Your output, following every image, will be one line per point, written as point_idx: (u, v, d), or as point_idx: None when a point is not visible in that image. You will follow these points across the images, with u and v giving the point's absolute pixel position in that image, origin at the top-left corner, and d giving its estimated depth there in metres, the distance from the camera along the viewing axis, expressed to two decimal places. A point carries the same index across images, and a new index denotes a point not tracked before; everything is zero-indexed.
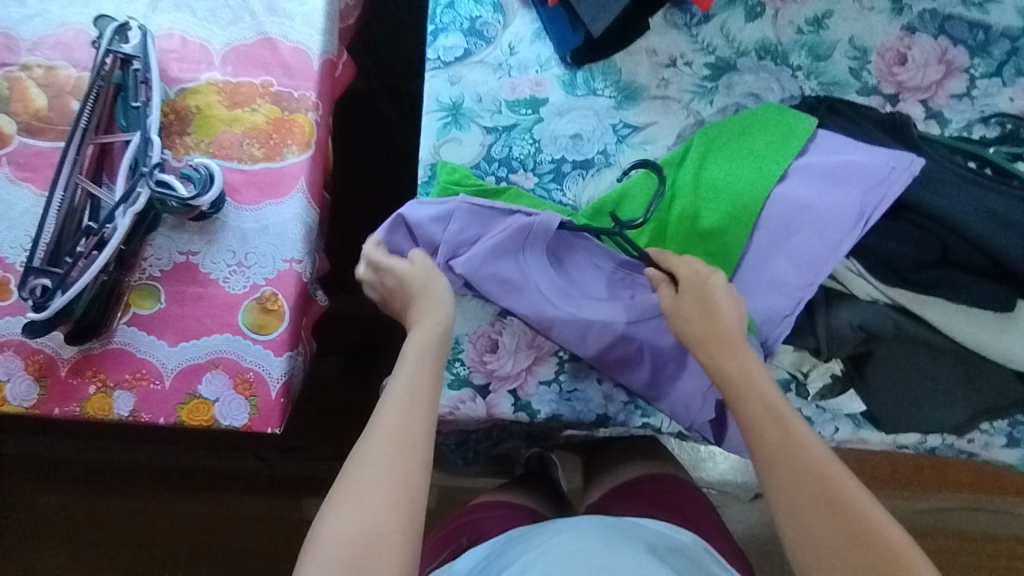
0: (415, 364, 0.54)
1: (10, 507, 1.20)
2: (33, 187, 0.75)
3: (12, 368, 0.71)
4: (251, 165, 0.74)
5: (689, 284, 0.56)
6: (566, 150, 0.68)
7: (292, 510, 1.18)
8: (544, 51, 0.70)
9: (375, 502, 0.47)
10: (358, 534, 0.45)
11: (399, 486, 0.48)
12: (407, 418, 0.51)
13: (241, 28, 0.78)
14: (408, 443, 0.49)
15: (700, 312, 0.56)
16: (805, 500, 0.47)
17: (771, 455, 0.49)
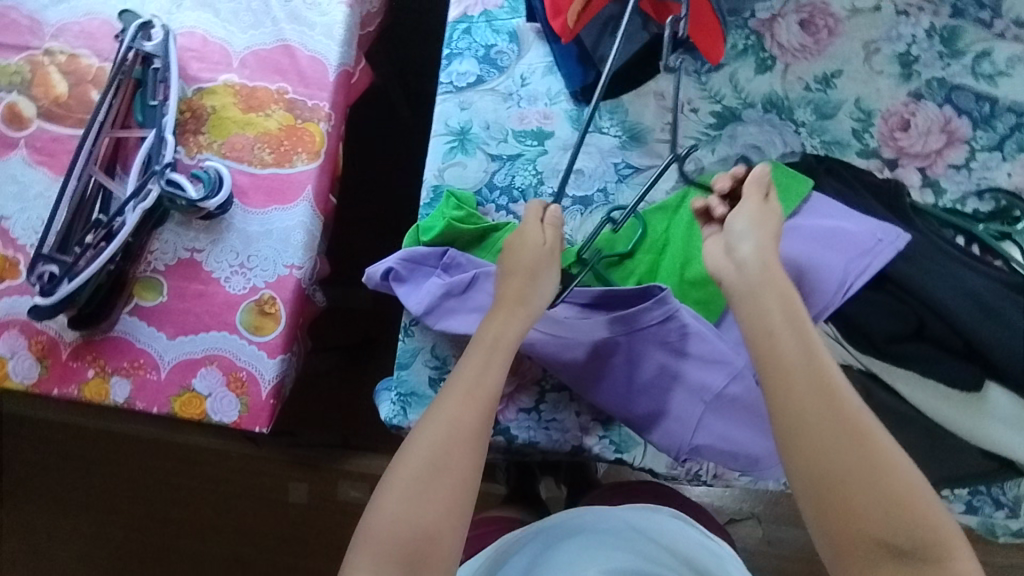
0: (481, 348, 0.55)
1: (8, 461, 1.24)
2: (49, 171, 0.78)
3: (16, 346, 0.74)
4: (260, 169, 0.76)
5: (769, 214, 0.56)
6: (567, 184, 0.70)
7: (277, 492, 1.20)
8: (554, 84, 0.71)
9: (426, 489, 0.50)
10: (407, 525, 0.49)
11: (450, 481, 0.51)
12: (462, 409, 0.53)
13: (261, 33, 0.78)
14: (462, 437, 0.52)
15: (764, 240, 0.54)
16: (840, 462, 0.47)
17: (800, 408, 0.48)
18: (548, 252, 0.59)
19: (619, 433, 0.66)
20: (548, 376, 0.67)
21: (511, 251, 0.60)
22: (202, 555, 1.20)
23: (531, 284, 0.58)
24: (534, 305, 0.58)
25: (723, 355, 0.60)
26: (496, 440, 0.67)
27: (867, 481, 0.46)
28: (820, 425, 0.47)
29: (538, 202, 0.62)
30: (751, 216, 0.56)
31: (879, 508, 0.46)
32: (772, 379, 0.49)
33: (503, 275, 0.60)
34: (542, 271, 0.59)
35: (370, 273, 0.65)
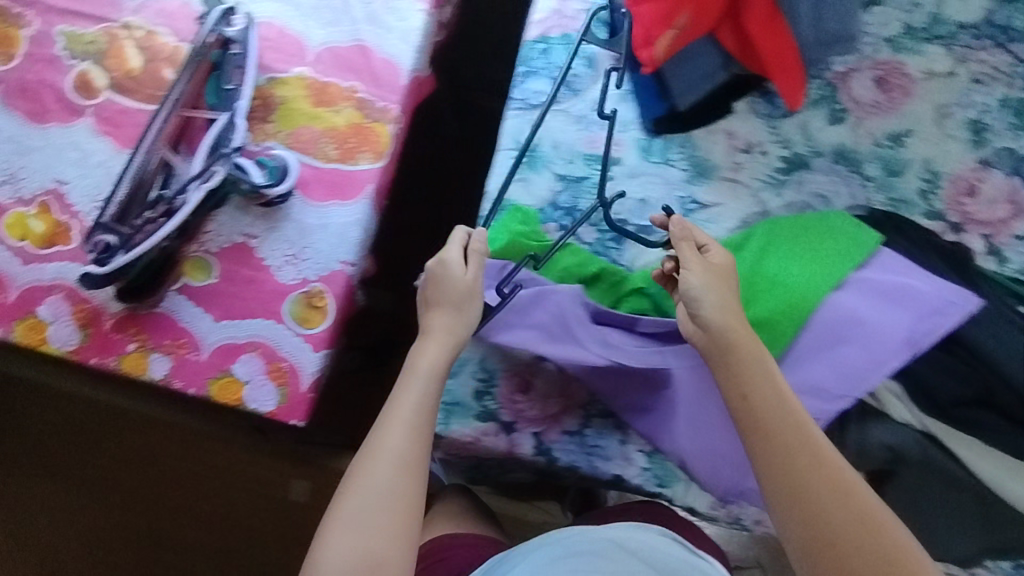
0: (421, 372, 0.59)
1: (14, 426, 1.23)
2: (113, 142, 0.78)
3: (58, 312, 0.74)
4: (324, 163, 0.76)
5: (715, 266, 0.59)
6: (631, 212, 0.70)
7: (278, 488, 1.18)
8: (627, 112, 0.72)
9: (365, 519, 0.54)
10: (360, 552, 0.53)
11: (391, 507, 0.55)
12: (409, 433, 0.57)
13: (339, 31, 0.79)
14: (409, 459, 0.56)
15: (716, 293, 0.57)
16: (816, 495, 0.51)
17: (773, 446, 0.53)
18: (466, 277, 0.61)
19: (661, 466, 0.66)
20: (596, 402, 0.67)
21: (430, 284, 0.62)
22: (196, 545, 1.18)
23: (451, 312, 0.61)
24: (464, 327, 0.61)
25: None
26: (537, 461, 0.67)
27: (842, 508, 0.51)
28: (802, 472, 0.52)
29: (455, 231, 0.64)
30: (704, 272, 0.58)
31: (857, 534, 0.50)
32: (745, 419, 0.54)
33: (426, 308, 0.62)
34: (460, 296, 0.61)
35: (430, 277, 0.66)
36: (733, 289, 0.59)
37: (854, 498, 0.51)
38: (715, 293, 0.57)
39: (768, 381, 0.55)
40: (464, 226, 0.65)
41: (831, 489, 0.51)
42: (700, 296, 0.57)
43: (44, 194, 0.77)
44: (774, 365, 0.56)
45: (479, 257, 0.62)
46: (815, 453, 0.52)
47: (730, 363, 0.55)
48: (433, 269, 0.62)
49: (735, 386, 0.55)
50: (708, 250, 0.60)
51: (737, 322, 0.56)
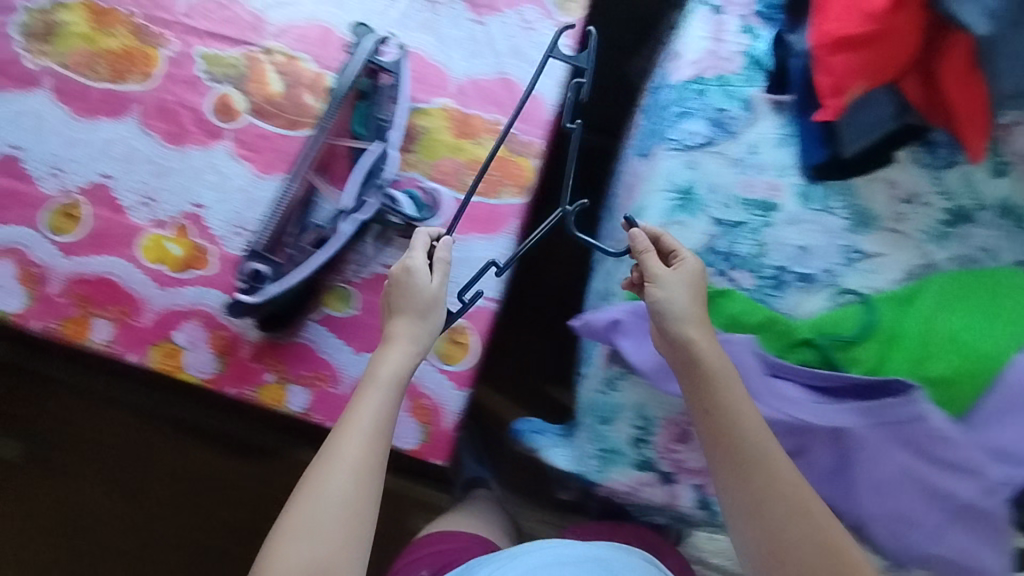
0: (382, 378, 0.59)
1: None
2: (252, 167, 0.77)
3: (195, 338, 0.73)
4: (467, 196, 0.75)
5: (684, 274, 0.60)
6: (791, 260, 0.69)
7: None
8: (785, 157, 0.71)
9: (327, 526, 0.53)
10: (315, 558, 0.52)
11: (348, 512, 0.54)
12: (369, 441, 0.56)
13: (482, 62, 0.79)
14: (364, 465, 0.55)
15: (683, 298, 0.59)
16: (770, 511, 0.54)
17: (733, 463, 0.55)
18: (433, 286, 0.62)
19: None
20: None
21: (396, 289, 0.62)
22: None
23: (415, 320, 0.61)
24: (427, 329, 0.62)
25: (973, 466, 0.60)
26: (696, 513, 0.66)
27: (799, 522, 0.53)
28: (758, 490, 0.54)
29: (418, 232, 0.65)
30: (671, 284, 0.60)
31: (810, 548, 0.53)
32: (714, 437, 0.56)
33: (392, 314, 0.62)
34: (422, 304, 0.62)
35: (595, 320, 0.67)
36: (700, 297, 0.61)
37: (797, 508, 0.54)
38: (683, 295, 0.59)
39: (735, 400, 0.56)
40: (424, 229, 0.65)
41: (774, 499, 0.54)
42: (672, 298, 0.59)
43: (182, 217, 0.76)
44: (741, 391, 0.57)
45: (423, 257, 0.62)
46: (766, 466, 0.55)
47: (710, 387, 0.57)
48: (394, 274, 0.63)
49: (704, 397, 0.57)
50: (678, 258, 0.62)
51: (699, 333, 0.58)
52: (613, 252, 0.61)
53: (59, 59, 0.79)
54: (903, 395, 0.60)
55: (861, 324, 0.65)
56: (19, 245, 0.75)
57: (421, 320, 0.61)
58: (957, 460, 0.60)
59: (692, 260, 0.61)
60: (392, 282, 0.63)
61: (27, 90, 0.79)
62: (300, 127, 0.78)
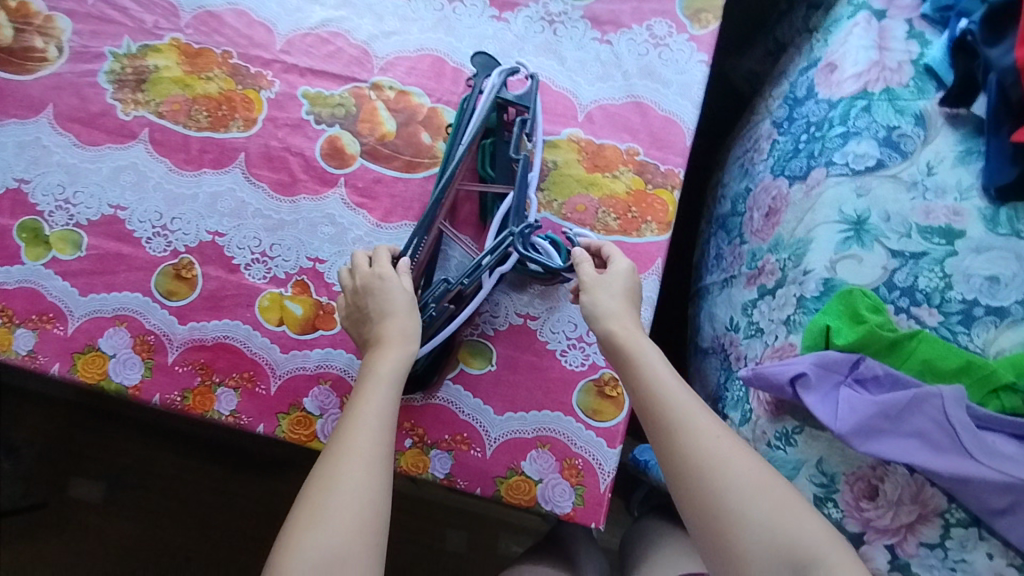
0: (378, 374, 0.58)
1: (166, 480, 1.14)
2: (369, 216, 0.72)
3: (327, 403, 0.68)
4: (604, 234, 0.69)
5: (612, 274, 0.62)
6: (980, 291, 0.62)
7: (432, 538, 1.15)
8: (965, 178, 0.65)
9: (340, 516, 0.51)
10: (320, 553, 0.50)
11: (363, 499, 0.52)
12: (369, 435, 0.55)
13: (611, 86, 0.73)
14: (367, 458, 0.53)
15: (612, 297, 0.60)
16: (708, 487, 0.52)
17: (666, 447, 0.54)
18: (403, 290, 0.62)
19: None
20: (958, 509, 0.58)
21: (369, 296, 0.62)
22: None
23: (399, 317, 0.60)
24: (405, 330, 0.60)
25: None
26: None
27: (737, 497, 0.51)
28: (689, 467, 0.52)
29: (381, 248, 0.65)
30: (597, 286, 0.61)
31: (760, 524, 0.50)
32: (652, 425, 0.55)
33: (368, 321, 0.62)
34: (404, 301, 0.61)
35: (775, 373, 0.60)
36: (632, 296, 0.62)
37: (724, 482, 0.52)
38: (611, 296, 0.60)
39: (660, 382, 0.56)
40: (382, 247, 0.65)
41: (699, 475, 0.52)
42: (604, 294, 0.60)
43: (299, 273, 0.71)
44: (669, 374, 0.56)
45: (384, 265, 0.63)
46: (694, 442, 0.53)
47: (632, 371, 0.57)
48: (355, 281, 0.64)
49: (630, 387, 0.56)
50: (611, 262, 0.63)
51: (626, 327, 0.59)
52: (558, 263, 0.64)
53: (154, 108, 0.74)
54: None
55: None
56: (130, 312, 0.70)
57: (408, 313, 0.61)
58: None
59: (617, 262, 0.62)
60: (360, 289, 0.63)
61: (123, 143, 0.74)
62: (419, 169, 0.72)
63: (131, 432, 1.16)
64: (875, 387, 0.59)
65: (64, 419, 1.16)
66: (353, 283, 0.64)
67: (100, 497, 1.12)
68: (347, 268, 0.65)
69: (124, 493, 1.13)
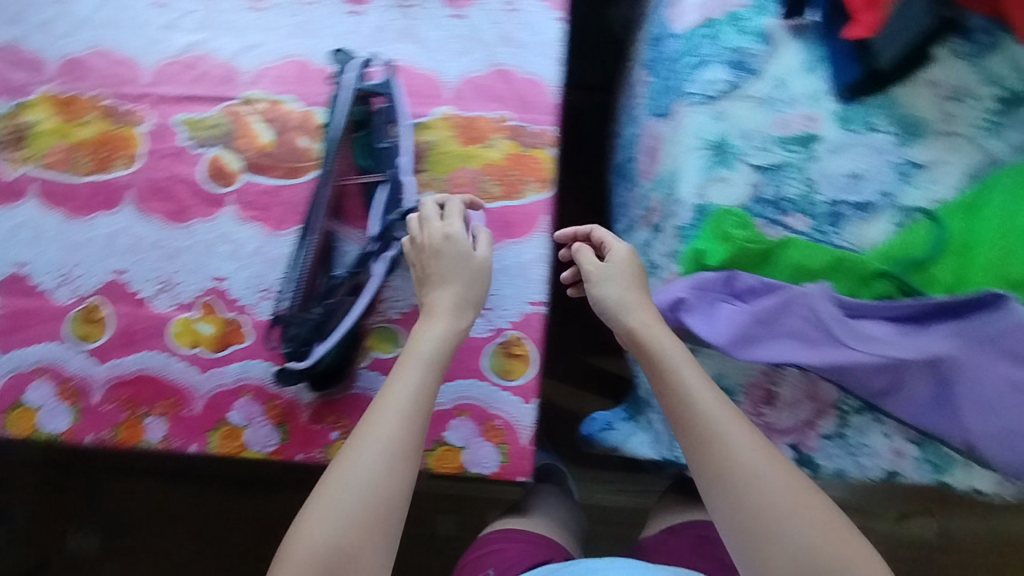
0: (419, 354, 0.59)
1: (153, 517, 1.14)
2: (262, 227, 0.73)
3: (252, 413, 0.70)
4: (490, 204, 0.72)
5: (615, 259, 0.62)
6: (843, 190, 0.65)
7: (425, 525, 1.17)
8: (816, 84, 0.66)
9: (354, 505, 0.51)
10: (329, 542, 0.50)
11: (380, 495, 0.52)
12: (400, 430, 0.55)
13: (473, 58, 0.74)
14: (393, 451, 0.53)
15: (623, 286, 0.61)
16: (734, 472, 0.50)
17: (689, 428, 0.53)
18: (477, 257, 0.64)
19: (938, 452, 0.61)
20: (849, 399, 0.62)
21: (436, 258, 0.63)
22: None
23: (458, 288, 0.63)
24: (468, 297, 0.63)
25: None
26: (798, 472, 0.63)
27: (766, 487, 0.49)
28: (720, 449, 0.51)
29: (453, 199, 0.67)
30: (605, 276, 0.61)
31: (787, 515, 0.48)
32: (670, 408, 0.54)
33: (428, 281, 0.63)
34: (472, 275, 0.63)
35: (658, 301, 0.63)
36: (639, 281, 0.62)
37: (753, 477, 0.49)
38: (621, 283, 0.61)
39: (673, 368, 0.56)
40: (458, 198, 0.67)
41: (729, 465, 0.50)
42: (604, 282, 0.61)
43: (205, 295, 0.72)
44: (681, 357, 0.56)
45: (457, 224, 0.64)
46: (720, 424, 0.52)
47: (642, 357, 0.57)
48: (430, 233, 0.64)
49: (653, 372, 0.56)
50: (610, 250, 0.63)
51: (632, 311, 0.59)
52: (444, 235, 0.67)
53: (38, 162, 0.76)
54: (998, 307, 0.56)
55: (931, 239, 0.61)
56: (49, 362, 0.72)
57: (465, 287, 0.63)
58: None
59: (620, 248, 0.63)
60: (427, 248, 0.64)
61: (14, 202, 0.75)
62: (301, 173, 0.74)
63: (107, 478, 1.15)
64: (752, 297, 0.62)
65: (41, 479, 1.15)
66: (418, 239, 0.64)
67: (95, 546, 1.13)
68: (416, 217, 0.66)
69: (121, 539, 1.14)
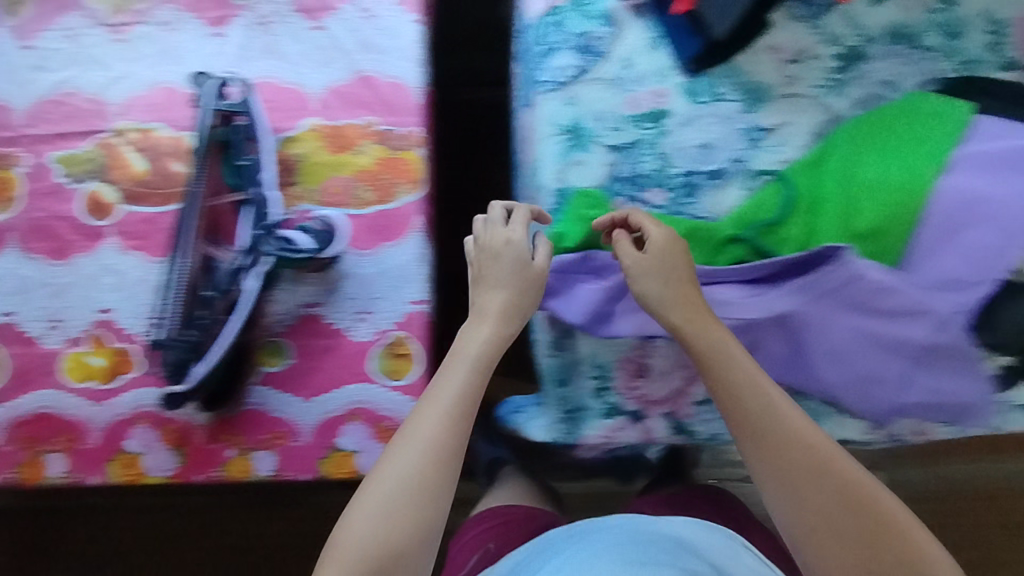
0: (465, 356, 0.58)
1: None
2: (144, 254, 0.74)
3: (149, 440, 0.71)
4: (363, 210, 0.72)
5: (654, 250, 0.59)
6: (695, 161, 0.66)
7: None
8: (661, 60, 0.67)
9: (401, 510, 0.52)
10: (377, 541, 0.51)
11: (426, 499, 0.53)
12: (443, 431, 0.55)
13: (336, 68, 0.75)
14: (435, 455, 0.54)
15: (659, 281, 0.58)
16: (767, 434, 0.53)
17: (737, 395, 0.54)
18: (538, 262, 0.61)
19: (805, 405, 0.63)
20: None
21: (495, 261, 0.61)
22: None
23: (508, 293, 0.61)
24: (523, 306, 0.61)
25: (922, 306, 0.56)
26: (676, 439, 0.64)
27: (809, 452, 0.52)
28: (752, 414, 0.53)
29: (519, 206, 0.64)
30: (641, 270, 0.58)
31: (824, 479, 0.51)
32: (706, 368, 0.56)
33: (479, 285, 0.62)
34: (529, 281, 0.61)
35: None
36: (683, 268, 0.59)
37: (821, 441, 0.52)
38: (660, 277, 0.58)
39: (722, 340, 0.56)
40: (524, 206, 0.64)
41: (777, 430, 0.52)
42: (644, 279, 0.58)
43: (94, 327, 0.73)
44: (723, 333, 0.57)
45: (520, 227, 0.62)
46: (760, 392, 0.54)
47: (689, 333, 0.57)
48: (488, 237, 0.62)
49: (694, 341, 0.57)
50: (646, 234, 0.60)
51: (681, 301, 0.57)
52: (308, 246, 0.68)
53: None
54: (835, 260, 0.58)
55: (781, 199, 0.62)
56: None
57: (524, 292, 0.60)
58: (900, 306, 0.57)
59: (661, 232, 0.59)
60: (488, 254, 0.62)
61: None
62: (177, 198, 0.75)
63: (68, 536, 1.04)
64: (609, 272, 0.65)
65: None
66: (480, 243, 0.63)
67: None
68: (481, 219, 0.63)
69: None
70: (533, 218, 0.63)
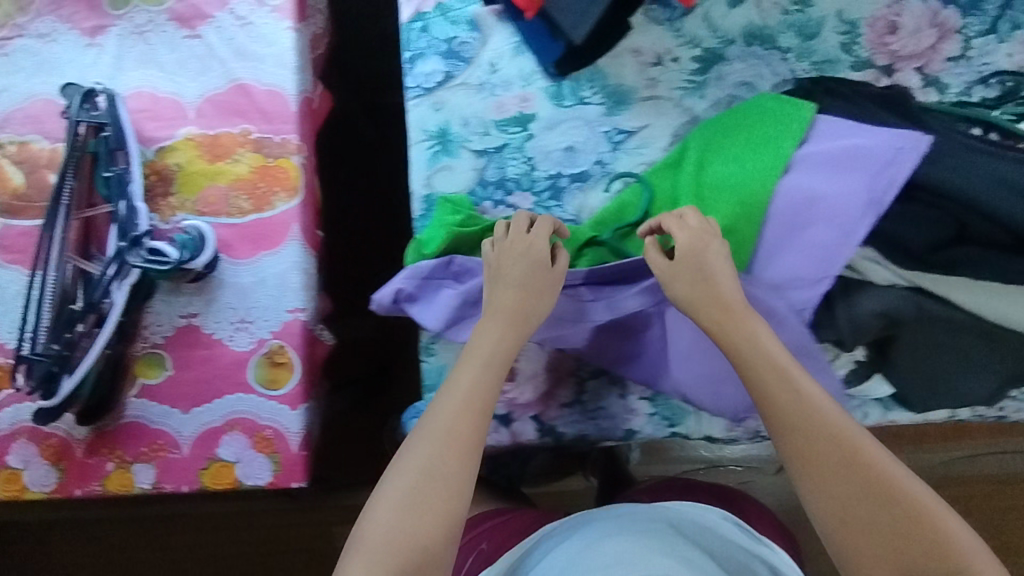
0: (479, 354, 0.56)
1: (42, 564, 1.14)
2: (22, 268, 0.74)
3: (28, 456, 0.71)
4: (241, 219, 0.72)
5: (685, 251, 0.57)
6: (561, 164, 0.67)
7: None
8: (526, 64, 0.68)
9: (427, 507, 0.51)
10: (396, 538, 0.50)
11: (449, 498, 0.51)
12: (460, 427, 0.53)
13: (212, 77, 0.75)
14: (455, 450, 0.53)
15: (691, 283, 0.57)
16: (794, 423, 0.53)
17: (764, 386, 0.54)
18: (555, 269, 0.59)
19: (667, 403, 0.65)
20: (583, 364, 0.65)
21: (509, 268, 0.59)
22: None
23: (522, 293, 0.58)
24: (534, 314, 0.58)
25: (772, 309, 0.59)
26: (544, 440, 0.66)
27: (833, 438, 0.52)
28: (784, 404, 0.53)
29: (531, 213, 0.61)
30: (670, 275, 0.58)
31: (851, 466, 0.51)
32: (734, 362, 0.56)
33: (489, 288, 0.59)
34: (545, 284, 0.59)
35: (381, 298, 0.64)
36: (722, 267, 0.57)
37: (845, 430, 0.52)
38: (697, 279, 0.57)
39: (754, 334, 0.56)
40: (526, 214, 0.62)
41: (804, 416, 0.53)
42: (675, 281, 0.57)
43: None
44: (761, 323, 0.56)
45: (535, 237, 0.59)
46: (787, 379, 0.54)
47: (724, 328, 0.56)
48: (502, 243, 0.60)
49: (727, 337, 0.56)
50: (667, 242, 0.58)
51: (707, 307, 0.57)
52: (173, 255, 0.67)
53: None
54: None
55: (638, 201, 0.64)
56: None
57: (535, 296, 0.58)
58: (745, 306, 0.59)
59: (694, 234, 0.57)
60: (501, 261, 0.59)
61: None
62: None
63: None
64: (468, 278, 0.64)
65: None
66: (499, 246, 0.60)
67: None
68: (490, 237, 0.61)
69: None
70: (555, 230, 0.60)
